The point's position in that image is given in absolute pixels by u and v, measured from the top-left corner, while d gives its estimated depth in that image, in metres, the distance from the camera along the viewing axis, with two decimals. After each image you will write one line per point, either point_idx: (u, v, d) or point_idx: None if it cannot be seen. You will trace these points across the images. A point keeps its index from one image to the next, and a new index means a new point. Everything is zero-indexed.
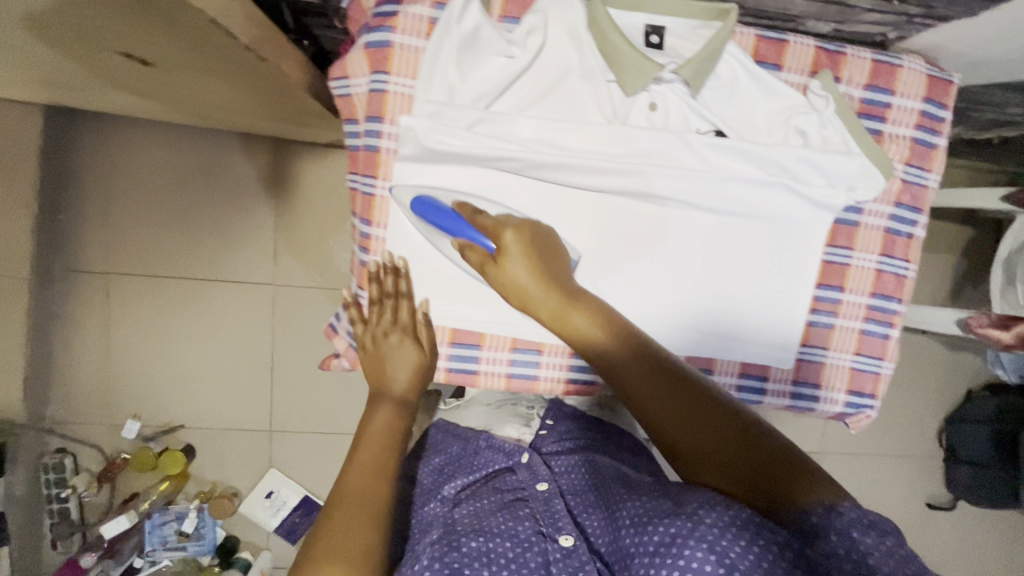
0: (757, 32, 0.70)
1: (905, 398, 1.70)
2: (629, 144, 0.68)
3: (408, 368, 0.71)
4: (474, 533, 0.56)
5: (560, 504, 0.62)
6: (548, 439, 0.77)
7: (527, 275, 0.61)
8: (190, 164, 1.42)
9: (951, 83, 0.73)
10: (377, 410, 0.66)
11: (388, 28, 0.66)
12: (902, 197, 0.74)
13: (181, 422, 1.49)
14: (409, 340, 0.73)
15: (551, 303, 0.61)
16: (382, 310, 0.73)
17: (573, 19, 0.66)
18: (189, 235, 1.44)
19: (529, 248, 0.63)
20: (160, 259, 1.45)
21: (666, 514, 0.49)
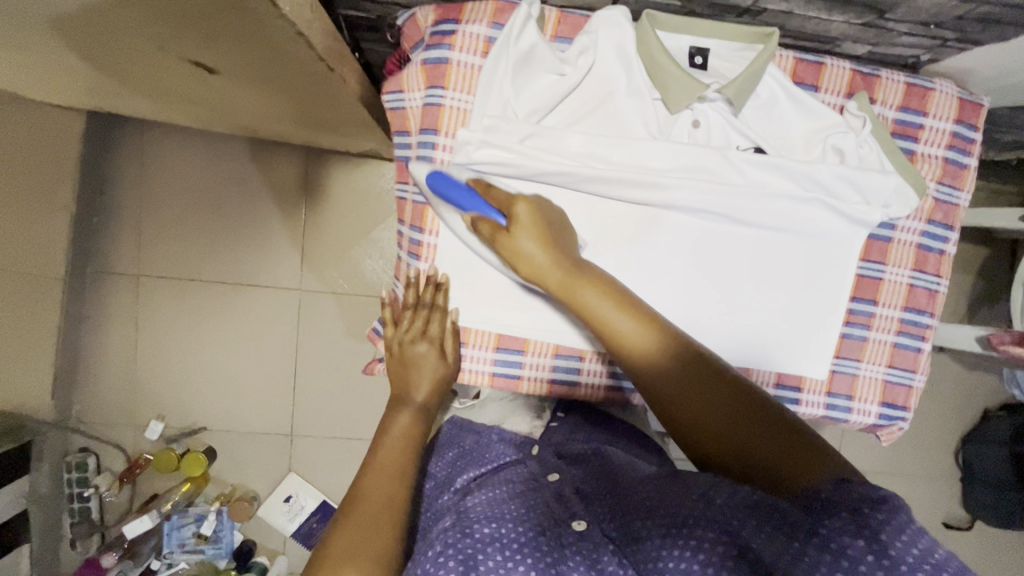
0: (796, 55, 0.73)
1: (921, 416, 1.71)
2: (672, 159, 0.71)
3: (430, 378, 0.74)
4: (486, 519, 0.55)
5: (568, 492, 0.62)
6: (558, 432, 0.80)
7: (536, 246, 0.63)
8: (223, 171, 1.46)
9: (980, 107, 0.76)
10: (399, 416, 0.69)
11: (446, 46, 0.69)
12: (933, 215, 0.76)
13: (204, 425, 1.50)
14: (437, 349, 0.76)
15: (558, 274, 0.62)
16: (415, 317, 0.76)
17: (622, 40, 0.69)
18: (220, 240, 1.47)
19: (539, 222, 0.65)
20: (191, 264, 1.48)
21: (676, 499, 0.51)
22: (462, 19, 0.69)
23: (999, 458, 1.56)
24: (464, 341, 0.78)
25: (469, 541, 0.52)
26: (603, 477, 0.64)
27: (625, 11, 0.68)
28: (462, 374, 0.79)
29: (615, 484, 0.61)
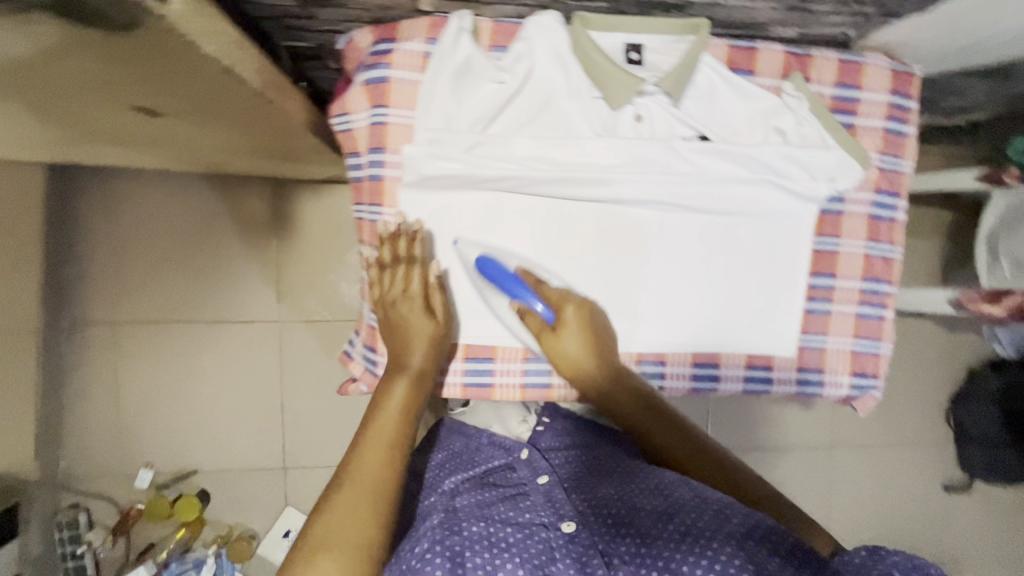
0: (729, 42, 0.74)
1: (907, 383, 1.74)
2: (617, 155, 0.72)
3: (425, 339, 0.68)
4: (476, 519, 0.63)
5: (560, 495, 0.65)
6: (545, 435, 0.81)
7: (577, 350, 0.71)
8: (192, 212, 1.46)
9: (912, 75, 0.78)
10: (394, 385, 0.65)
11: (384, 65, 0.70)
12: (880, 184, 0.78)
13: (195, 466, 1.48)
14: (429, 310, 0.69)
15: (598, 372, 0.72)
16: (399, 275, 0.69)
17: (558, 43, 0.69)
18: (196, 280, 1.47)
19: (585, 325, 0.72)
20: (169, 306, 1.46)
21: (693, 508, 0.54)
22: (398, 37, 0.69)
23: (992, 417, 1.56)
24: None
25: (456, 544, 0.58)
26: (599, 481, 0.67)
27: (557, 16, 0.69)
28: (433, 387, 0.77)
29: (626, 484, 0.64)
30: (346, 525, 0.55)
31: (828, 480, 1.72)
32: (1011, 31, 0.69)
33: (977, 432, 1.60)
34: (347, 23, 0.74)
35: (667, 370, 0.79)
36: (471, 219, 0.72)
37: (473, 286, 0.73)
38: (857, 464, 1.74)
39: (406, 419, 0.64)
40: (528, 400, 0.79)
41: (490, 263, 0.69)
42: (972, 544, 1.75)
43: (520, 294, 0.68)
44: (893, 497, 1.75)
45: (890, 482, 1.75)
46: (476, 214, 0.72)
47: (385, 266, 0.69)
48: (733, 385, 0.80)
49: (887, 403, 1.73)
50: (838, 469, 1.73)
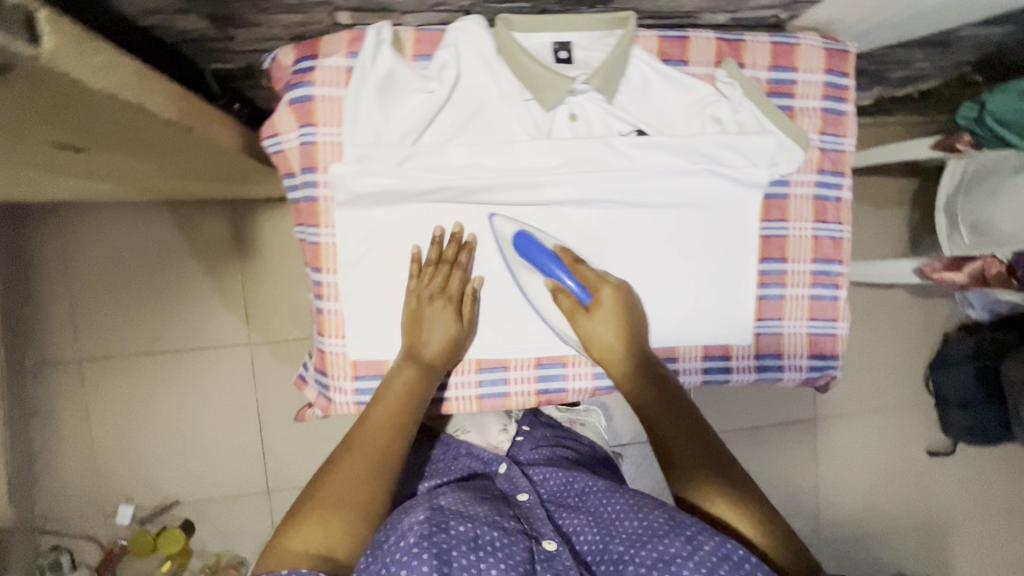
0: (659, 33, 0.73)
1: (885, 352, 1.75)
2: (554, 157, 0.71)
3: (444, 335, 0.70)
4: (461, 518, 0.56)
5: (541, 510, 0.64)
6: (524, 448, 0.82)
7: (609, 335, 0.70)
8: (153, 239, 1.43)
9: (847, 52, 0.77)
10: (403, 369, 0.68)
11: (307, 84, 0.68)
12: (823, 164, 0.78)
13: (177, 498, 1.46)
14: (454, 310, 0.71)
15: (628, 360, 0.70)
16: (435, 272, 0.70)
17: (483, 47, 0.68)
18: (163, 308, 1.44)
19: (620, 313, 0.71)
20: (137, 336, 1.44)
21: (667, 533, 0.54)
22: (320, 54, 0.68)
23: (971, 379, 1.55)
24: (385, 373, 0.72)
25: (443, 538, 0.52)
26: (578, 493, 0.67)
27: (480, 19, 0.67)
28: None
29: (606, 494, 0.64)
30: (342, 495, 0.57)
31: (815, 454, 1.74)
32: (937, 3, 0.69)
33: (956, 395, 1.58)
34: (269, 43, 0.72)
35: None
36: (412, 233, 0.71)
37: (506, 264, 0.73)
38: (842, 436, 1.75)
39: (410, 404, 0.66)
40: (486, 409, 0.78)
41: (525, 242, 0.69)
42: (959, 505, 1.77)
43: (554, 271, 0.69)
44: (880, 465, 1.76)
45: (876, 452, 1.76)
46: (449, 225, 0.72)
47: (427, 263, 0.70)
48: (692, 377, 0.79)
49: (866, 374, 1.75)
50: (824, 443, 1.74)
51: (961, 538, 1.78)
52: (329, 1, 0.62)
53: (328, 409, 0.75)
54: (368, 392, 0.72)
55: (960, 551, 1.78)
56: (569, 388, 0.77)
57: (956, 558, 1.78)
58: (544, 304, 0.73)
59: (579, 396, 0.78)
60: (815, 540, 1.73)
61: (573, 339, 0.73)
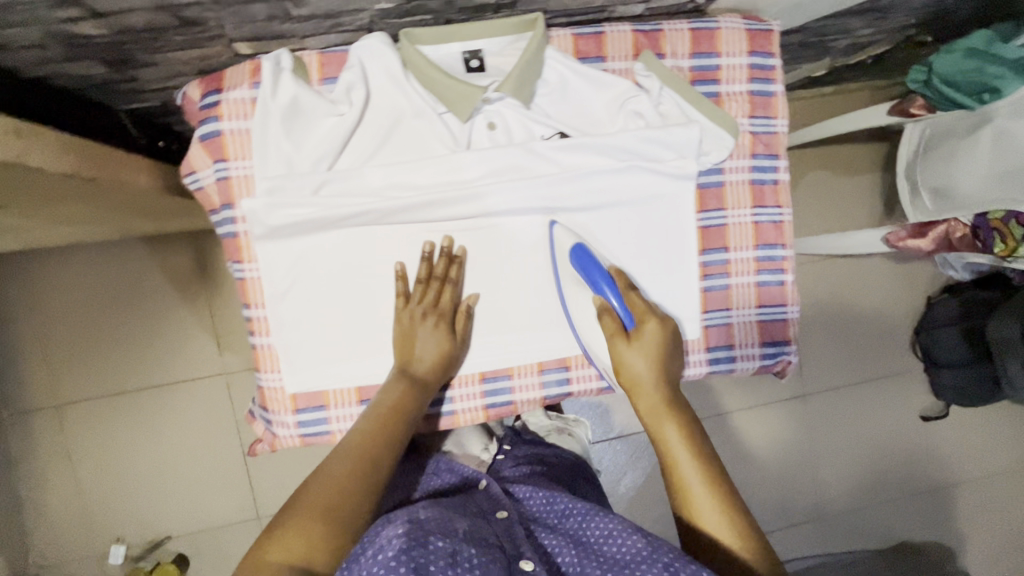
0: (572, 32, 0.71)
1: (870, 322, 1.72)
2: (476, 167, 0.69)
3: (435, 351, 0.69)
4: (440, 535, 0.52)
5: (521, 529, 0.60)
6: (506, 465, 0.83)
7: (645, 371, 0.65)
8: (118, 274, 1.41)
9: (770, 32, 0.75)
10: (394, 384, 0.67)
11: (214, 119, 0.66)
12: (756, 148, 0.76)
13: (167, 534, 1.45)
14: (445, 327, 0.70)
15: (652, 402, 0.64)
16: (426, 289, 0.70)
17: (389, 64, 0.66)
18: (137, 342, 1.43)
19: (659, 347, 0.66)
20: (114, 372, 1.43)
21: (644, 561, 0.50)
22: (224, 87, 0.66)
23: (960, 342, 1.50)
24: (325, 405, 0.71)
25: (421, 550, 0.48)
26: (559, 512, 0.64)
27: (382, 37, 0.66)
28: (334, 437, 0.72)
29: (585, 511, 0.60)
30: (321, 499, 0.53)
31: (808, 430, 1.70)
32: None
33: (948, 357, 1.54)
34: (175, 79, 0.71)
35: (572, 375, 0.76)
36: (338, 259, 0.69)
37: (562, 279, 0.72)
38: (834, 409, 1.71)
39: (399, 420, 0.63)
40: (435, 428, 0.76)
41: (582, 258, 0.69)
42: (960, 469, 1.74)
43: (605, 290, 0.67)
44: (877, 435, 1.72)
45: (871, 423, 1.72)
46: (439, 240, 0.71)
47: (417, 281, 0.70)
48: None
49: (855, 345, 1.71)
50: (817, 417, 1.70)
51: (966, 503, 1.74)
52: (221, 34, 0.61)
53: (274, 444, 0.74)
54: (310, 425, 0.71)
55: (967, 515, 1.73)
56: (516, 399, 0.76)
57: (965, 524, 1.73)
58: (585, 328, 0.72)
59: (528, 406, 0.77)
60: (816, 516, 1.69)
61: (609, 364, 0.70)
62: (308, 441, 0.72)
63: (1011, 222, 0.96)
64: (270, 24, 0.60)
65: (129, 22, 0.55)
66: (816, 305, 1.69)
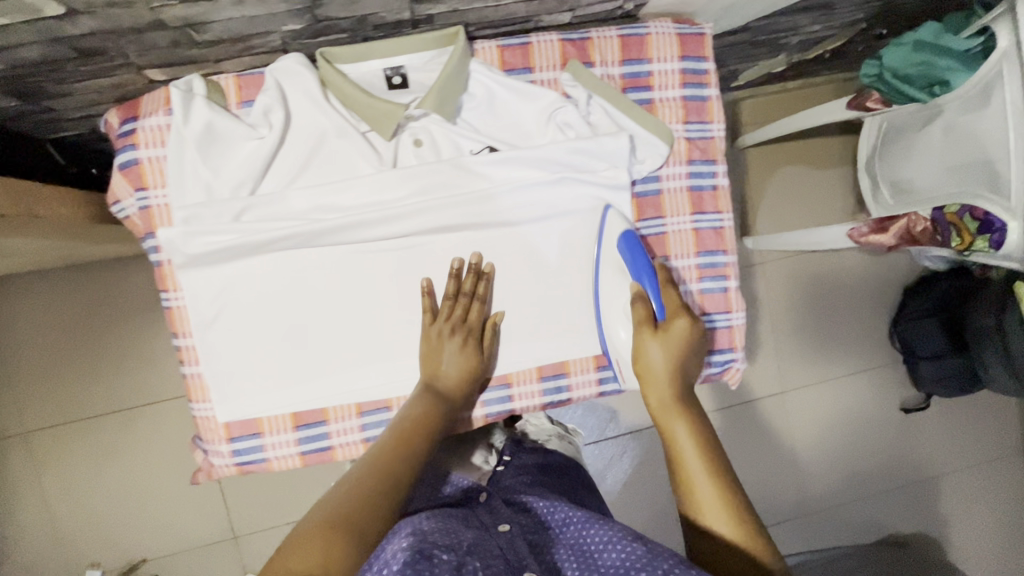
0: (498, 43, 0.70)
1: (850, 315, 1.69)
2: (403, 186, 0.68)
3: (462, 366, 0.69)
4: (447, 548, 0.47)
5: (523, 540, 0.53)
6: (507, 474, 0.75)
7: (662, 365, 0.63)
8: (78, 299, 1.29)
9: (703, 35, 0.74)
10: (416, 398, 0.66)
11: (130, 147, 0.65)
12: (692, 154, 0.75)
13: (144, 555, 1.35)
14: (470, 342, 0.70)
15: (663, 398, 0.62)
16: (454, 305, 0.70)
17: (306, 84, 0.65)
18: (105, 366, 1.31)
19: (679, 347, 0.64)
20: (86, 402, 1.31)
21: (640, 568, 0.45)
22: (140, 114, 0.65)
23: (940, 332, 1.48)
24: (259, 432, 0.70)
25: (426, 562, 0.43)
26: (556, 520, 0.57)
27: (299, 57, 0.64)
28: (271, 464, 0.71)
29: (584, 519, 0.54)
30: (337, 509, 0.50)
31: (788, 426, 1.65)
32: None
33: (927, 349, 1.51)
34: (95, 107, 0.70)
35: (514, 392, 0.75)
36: (265, 285, 0.68)
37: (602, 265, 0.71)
38: (813, 403, 1.67)
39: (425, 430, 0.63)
40: None
41: (632, 241, 0.69)
42: (946, 461, 1.71)
43: (644, 279, 0.66)
44: (856, 430, 1.68)
45: (857, 417, 1.68)
46: (469, 256, 0.71)
47: (445, 297, 0.70)
48: (585, 391, 0.76)
49: (836, 338, 1.68)
50: (794, 412, 1.66)
51: (950, 495, 1.70)
52: (126, 62, 0.59)
53: (210, 473, 0.73)
54: (245, 452, 0.70)
55: (951, 508, 1.70)
56: (460, 419, 0.74)
57: (951, 517, 1.69)
58: (611, 318, 0.70)
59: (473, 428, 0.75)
60: (800, 513, 1.65)
61: (625, 352, 0.69)
62: (244, 468, 0.71)
63: (966, 216, 0.93)
64: (176, 50, 0.59)
65: (24, 56, 0.54)
66: (792, 299, 1.66)
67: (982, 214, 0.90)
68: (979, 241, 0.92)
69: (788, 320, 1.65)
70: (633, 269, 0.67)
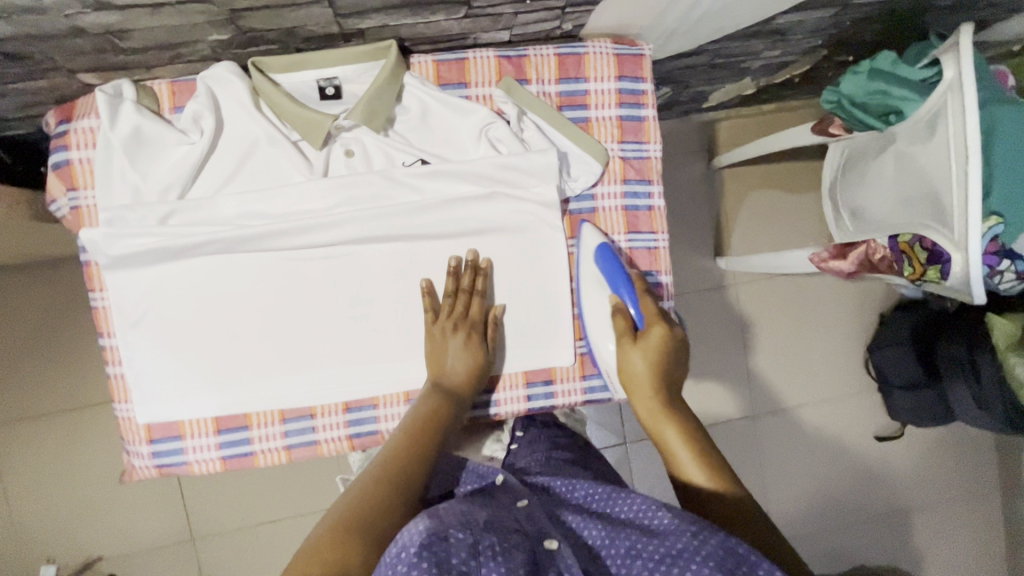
0: (434, 57, 0.71)
1: (835, 337, 1.58)
2: (332, 196, 0.68)
3: (468, 363, 0.69)
4: (463, 526, 0.45)
5: (542, 510, 0.52)
6: (520, 454, 0.74)
7: (644, 370, 0.64)
8: (46, 294, 1.19)
9: (641, 56, 0.74)
10: (425, 398, 0.66)
11: (62, 148, 0.66)
12: (627, 173, 0.75)
13: (100, 553, 1.24)
14: (474, 336, 0.70)
15: (650, 407, 0.63)
16: (455, 302, 0.71)
17: (238, 92, 0.66)
18: (76, 357, 1.21)
19: (660, 351, 0.65)
20: (54, 395, 1.21)
21: (671, 531, 0.44)
22: (74, 117, 0.66)
23: (913, 361, 1.32)
24: (180, 435, 0.70)
25: (442, 543, 0.42)
26: (577, 493, 0.56)
27: (231, 66, 0.65)
28: (192, 468, 0.71)
29: (606, 492, 0.53)
30: (356, 510, 0.50)
31: (756, 452, 1.56)
32: (710, 8, 0.65)
33: (900, 378, 1.36)
34: (36, 108, 0.71)
35: None
36: (192, 290, 0.68)
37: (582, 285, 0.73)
38: (783, 429, 1.57)
39: (427, 431, 0.62)
40: (301, 459, 0.74)
41: (608, 253, 0.71)
42: (931, 498, 1.61)
43: (621, 289, 0.68)
44: (826, 457, 1.59)
45: (835, 446, 1.59)
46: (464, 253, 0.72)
47: (448, 293, 0.71)
48: (514, 406, 0.76)
49: (824, 363, 1.58)
50: (762, 438, 1.56)
51: (922, 528, 1.61)
52: (55, 65, 0.60)
53: (132, 474, 0.74)
54: (165, 455, 0.71)
55: (924, 542, 1.61)
56: (382, 429, 0.73)
57: (928, 554, 1.61)
58: (597, 330, 0.71)
59: None
60: None
61: (612, 364, 0.70)
62: (164, 471, 0.72)
63: (916, 245, 0.92)
64: (103, 56, 0.60)
65: None
66: (774, 323, 1.56)
67: (930, 244, 0.89)
68: (930, 272, 0.90)
69: (759, 339, 1.56)
70: (612, 282, 0.69)
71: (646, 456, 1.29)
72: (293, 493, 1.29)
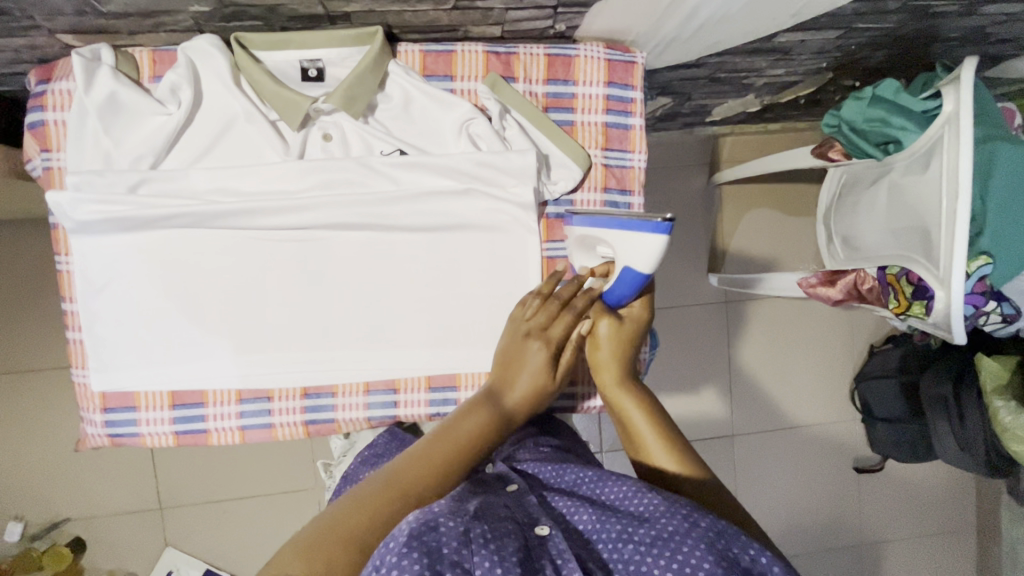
0: (422, 47, 0.70)
1: (825, 362, 1.52)
2: (307, 177, 0.67)
3: (531, 387, 0.61)
4: (453, 513, 0.42)
5: (531, 496, 0.50)
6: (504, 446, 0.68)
7: (607, 342, 0.65)
8: (25, 254, 1.18)
9: (633, 63, 0.73)
10: (475, 412, 0.57)
11: (38, 108, 0.66)
12: (608, 181, 0.75)
13: (66, 515, 1.24)
14: (550, 355, 0.61)
15: (608, 377, 0.65)
16: (543, 310, 0.62)
17: (218, 67, 0.65)
18: (54, 320, 1.21)
19: (624, 330, 0.66)
20: (30, 354, 1.20)
21: (662, 514, 0.43)
22: (53, 77, 0.65)
23: (897, 394, 1.28)
24: (134, 406, 0.70)
25: (432, 533, 0.39)
26: (567, 479, 0.55)
27: (213, 39, 0.64)
28: (144, 440, 0.71)
29: (596, 477, 0.52)
30: (339, 521, 0.45)
31: (730, 471, 1.49)
32: (705, 19, 0.63)
33: (884, 411, 1.31)
34: (20, 66, 0.70)
35: (400, 398, 0.73)
36: (159, 260, 0.68)
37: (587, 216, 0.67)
38: (759, 451, 1.50)
39: (468, 455, 0.54)
40: (255, 441, 0.74)
41: (634, 278, 0.63)
42: (907, 533, 1.57)
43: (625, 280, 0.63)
44: (805, 483, 1.52)
45: (814, 477, 1.53)
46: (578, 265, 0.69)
47: (541, 296, 0.63)
48: None
49: (815, 390, 1.52)
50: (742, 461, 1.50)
51: (897, 563, 1.57)
52: (35, 24, 0.60)
53: (86, 442, 0.73)
54: (117, 425, 0.70)
55: None
56: (339, 418, 0.73)
57: None
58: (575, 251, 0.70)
59: (353, 427, 0.74)
60: None
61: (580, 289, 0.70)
62: (117, 441, 0.71)
63: (903, 278, 0.89)
64: (83, 18, 0.59)
65: None
66: (764, 345, 1.49)
67: (916, 279, 0.86)
68: (915, 308, 0.87)
69: (745, 357, 1.49)
70: (621, 276, 0.63)
71: (621, 464, 1.29)
72: (262, 474, 1.29)
